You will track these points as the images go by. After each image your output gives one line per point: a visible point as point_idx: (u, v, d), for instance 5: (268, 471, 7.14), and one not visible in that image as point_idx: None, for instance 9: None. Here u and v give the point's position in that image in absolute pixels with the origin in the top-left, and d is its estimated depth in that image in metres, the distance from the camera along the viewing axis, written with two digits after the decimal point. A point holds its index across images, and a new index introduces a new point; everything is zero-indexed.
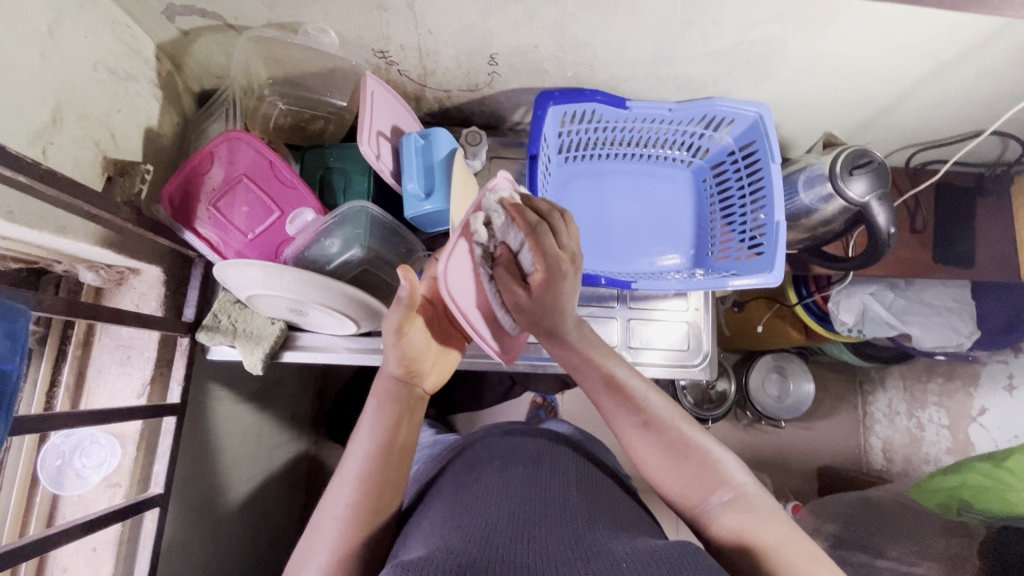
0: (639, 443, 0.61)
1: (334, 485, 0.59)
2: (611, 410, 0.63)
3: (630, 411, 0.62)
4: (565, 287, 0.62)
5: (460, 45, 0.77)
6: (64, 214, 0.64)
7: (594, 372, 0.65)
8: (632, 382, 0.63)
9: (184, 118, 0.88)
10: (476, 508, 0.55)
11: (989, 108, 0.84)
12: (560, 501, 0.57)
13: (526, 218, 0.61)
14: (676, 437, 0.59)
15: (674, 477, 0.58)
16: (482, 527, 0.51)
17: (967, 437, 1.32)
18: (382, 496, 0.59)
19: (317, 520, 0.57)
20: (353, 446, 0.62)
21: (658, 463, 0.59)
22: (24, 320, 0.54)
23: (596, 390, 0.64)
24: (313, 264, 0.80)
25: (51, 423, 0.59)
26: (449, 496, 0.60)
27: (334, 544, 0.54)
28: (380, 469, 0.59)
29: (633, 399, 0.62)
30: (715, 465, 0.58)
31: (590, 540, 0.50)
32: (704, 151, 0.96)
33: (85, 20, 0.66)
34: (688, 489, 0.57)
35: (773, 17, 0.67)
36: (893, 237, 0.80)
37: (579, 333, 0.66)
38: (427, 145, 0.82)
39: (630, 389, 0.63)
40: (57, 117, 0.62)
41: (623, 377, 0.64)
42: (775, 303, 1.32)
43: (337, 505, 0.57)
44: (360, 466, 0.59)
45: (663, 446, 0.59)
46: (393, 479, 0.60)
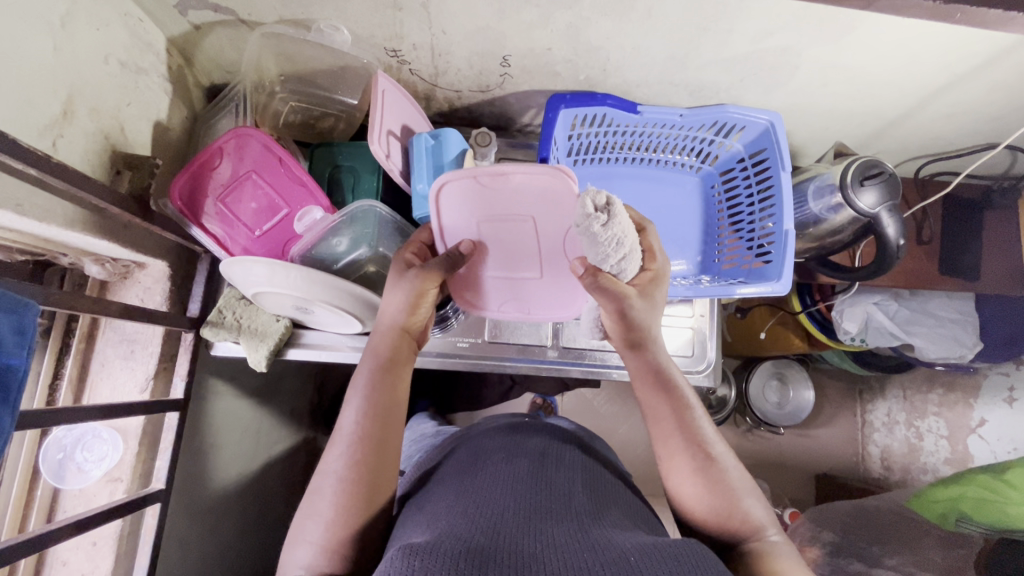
0: (689, 480, 0.60)
1: (334, 446, 0.58)
2: (670, 441, 0.62)
3: (688, 445, 0.61)
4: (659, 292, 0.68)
5: (473, 45, 0.76)
6: (71, 206, 0.63)
7: (667, 404, 0.64)
8: (704, 424, 0.62)
9: (192, 112, 0.87)
10: (482, 495, 0.55)
11: (1002, 121, 0.84)
12: (565, 494, 0.57)
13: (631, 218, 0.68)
14: (726, 484, 0.59)
15: (714, 518, 0.59)
16: (488, 518, 0.50)
17: (966, 448, 1.32)
18: (383, 461, 0.58)
19: (317, 482, 0.57)
20: (349, 406, 0.61)
21: (698, 497, 0.59)
22: (32, 314, 0.53)
23: (664, 421, 0.63)
24: (319, 262, 0.81)
25: (53, 419, 0.58)
26: (454, 482, 0.60)
27: (337, 506, 0.54)
28: (379, 430, 0.59)
29: (692, 434, 0.61)
30: (751, 513, 0.58)
31: (597, 534, 0.49)
32: (713, 157, 0.96)
33: (97, 12, 0.65)
34: (721, 527, 0.58)
35: (789, 26, 0.67)
36: (901, 250, 0.80)
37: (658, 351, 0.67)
38: (437, 146, 0.81)
39: (697, 424, 0.62)
40: (67, 110, 0.62)
41: (694, 411, 0.63)
42: (778, 310, 1.32)
43: (337, 466, 0.57)
44: (357, 425, 0.59)
45: (714, 488, 0.59)
46: (391, 435, 0.59)
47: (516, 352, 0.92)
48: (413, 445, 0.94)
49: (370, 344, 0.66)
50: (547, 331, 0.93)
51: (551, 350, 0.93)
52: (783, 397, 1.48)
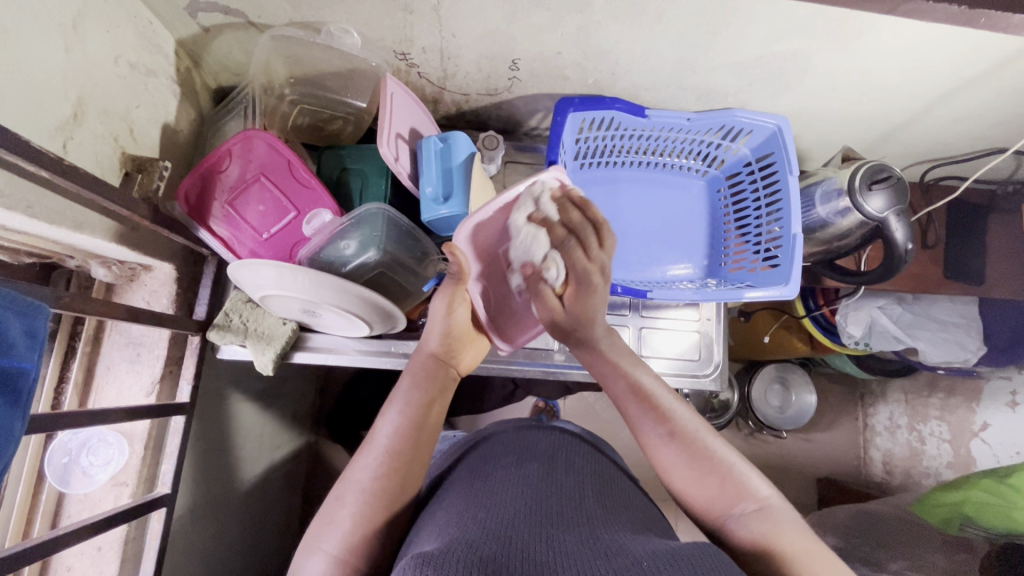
0: (662, 451, 0.61)
1: (363, 457, 0.59)
2: (636, 420, 0.64)
3: (654, 422, 0.62)
4: (593, 304, 0.65)
5: (482, 49, 0.76)
6: (82, 209, 0.63)
7: (618, 379, 0.66)
8: (662, 396, 0.64)
9: (200, 114, 0.87)
10: (492, 501, 0.55)
11: (1007, 126, 0.84)
12: (577, 498, 0.57)
13: (555, 231, 0.67)
14: (699, 449, 0.60)
15: (701, 491, 0.58)
16: (499, 525, 0.50)
17: (969, 452, 1.33)
18: (409, 475, 0.58)
19: (341, 489, 0.57)
20: (383, 419, 0.62)
21: (682, 475, 0.60)
22: (43, 317, 0.53)
23: (625, 400, 0.65)
24: (327, 266, 0.79)
25: (59, 422, 0.58)
26: (465, 487, 0.60)
27: (357, 516, 0.54)
28: (411, 448, 0.59)
29: (655, 408, 0.63)
30: (736, 477, 0.58)
31: (609, 540, 0.49)
32: (720, 161, 0.96)
33: (108, 14, 0.65)
34: (709, 499, 0.58)
35: (799, 30, 0.67)
36: (910, 253, 0.80)
37: (610, 342, 0.68)
38: (446, 149, 0.81)
39: (655, 399, 0.64)
40: (78, 112, 0.62)
41: (650, 385, 0.65)
42: (782, 314, 1.32)
43: (365, 476, 0.57)
44: (390, 438, 0.59)
45: (690, 458, 0.59)
46: (420, 452, 0.60)
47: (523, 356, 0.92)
48: None
49: (409, 365, 0.68)
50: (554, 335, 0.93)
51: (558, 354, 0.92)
52: (786, 401, 1.48)
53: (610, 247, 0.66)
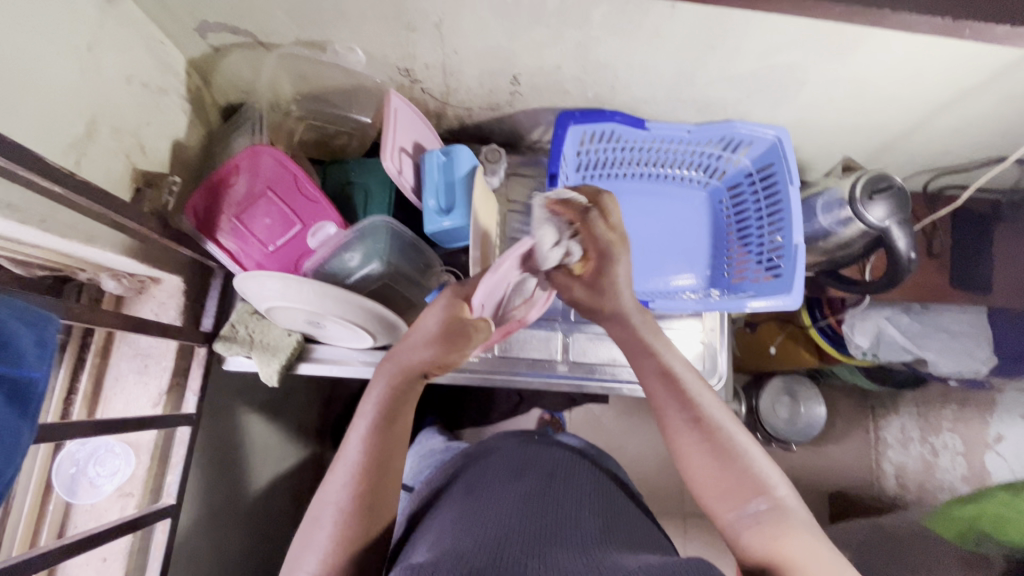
0: (684, 435, 0.60)
1: (335, 474, 0.58)
2: (661, 401, 0.63)
3: (681, 406, 0.61)
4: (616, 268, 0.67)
5: (483, 65, 0.78)
6: (93, 223, 0.65)
7: (651, 362, 0.65)
8: (693, 384, 0.63)
9: (209, 131, 0.89)
10: (487, 513, 0.55)
11: (1009, 135, 0.84)
12: (573, 515, 0.56)
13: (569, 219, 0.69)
14: (724, 440, 0.59)
15: (717, 481, 0.58)
16: (494, 537, 0.50)
17: (982, 465, 1.33)
18: (384, 488, 0.58)
19: (316, 513, 0.56)
20: (353, 433, 0.60)
21: (701, 461, 0.59)
22: (53, 328, 0.54)
23: (651, 381, 0.64)
24: (332, 278, 0.81)
25: (67, 432, 0.59)
26: (460, 501, 0.60)
27: (334, 537, 0.54)
28: (383, 460, 0.58)
29: (683, 394, 0.62)
30: (755, 472, 0.57)
31: (604, 556, 0.49)
32: (721, 172, 0.96)
33: (122, 35, 0.67)
34: (722, 490, 0.57)
35: (795, 43, 0.68)
36: (914, 263, 0.80)
37: (642, 321, 0.68)
38: (448, 162, 0.83)
39: (685, 386, 0.63)
40: (91, 130, 0.64)
41: (681, 372, 0.64)
42: (788, 325, 1.31)
43: (338, 497, 0.56)
44: (361, 453, 0.58)
45: (711, 447, 0.59)
46: (391, 472, 0.59)
47: (525, 367, 0.92)
48: (423, 460, 0.94)
49: (382, 373, 0.63)
50: (557, 346, 0.94)
51: (561, 365, 0.92)
52: (795, 413, 1.46)
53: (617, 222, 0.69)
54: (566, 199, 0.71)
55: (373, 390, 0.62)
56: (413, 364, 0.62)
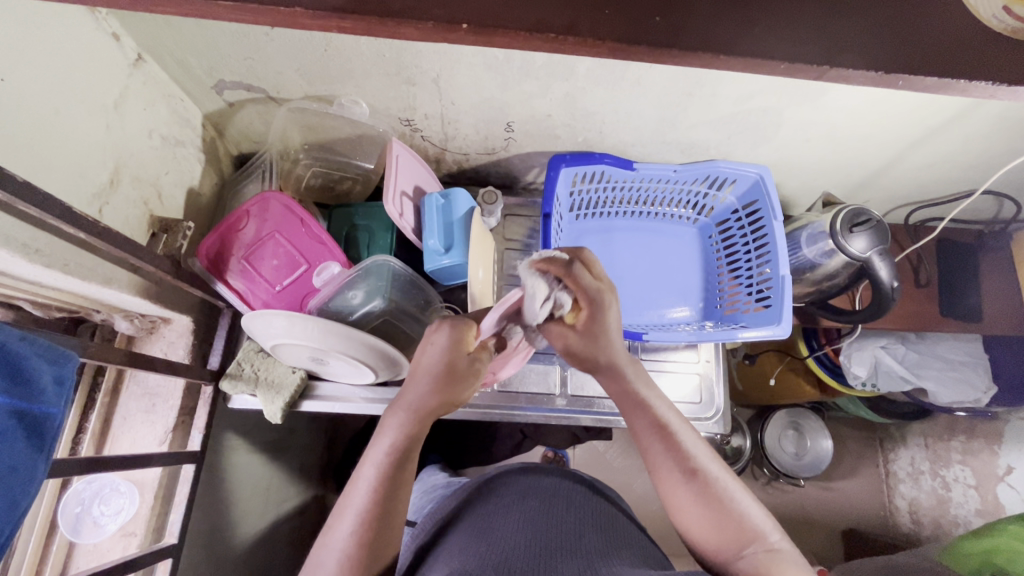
0: (678, 493, 0.60)
1: (340, 514, 0.56)
2: (655, 456, 0.63)
3: (673, 458, 0.61)
4: (611, 318, 0.69)
5: (479, 114, 0.83)
6: (112, 266, 0.69)
7: (645, 417, 0.65)
8: (685, 436, 0.63)
9: (222, 179, 0.95)
10: (493, 537, 0.59)
11: (981, 170, 0.88)
12: (574, 533, 0.60)
13: (557, 264, 0.69)
14: (717, 492, 0.59)
15: (714, 534, 0.57)
16: (497, 566, 0.52)
17: (996, 498, 1.28)
18: (388, 528, 0.56)
19: (319, 555, 0.54)
20: (362, 470, 0.59)
21: (695, 512, 0.59)
22: (72, 365, 0.57)
23: (647, 436, 0.65)
24: (336, 315, 0.84)
25: (75, 468, 0.61)
26: (468, 524, 0.64)
27: None
28: (388, 497, 0.56)
29: (675, 446, 0.62)
30: (747, 517, 0.57)
31: None
32: (709, 210, 1.01)
33: (145, 94, 0.73)
34: (717, 538, 0.57)
35: (766, 91, 0.73)
36: (897, 290, 0.83)
37: (635, 371, 0.69)
38: (447, 204, 0.87)
39: (679, 437, 0.63)
40: (114, 180, 0.69)
41: (676, 424, 0.64)
42: (786, 356, 1.32)
43: (342, 537, 0.54)
44: (367, 491, 0.56)
45: (703, 499, 0.58)
46: (398, 516, 0.57)
47: (525, 401, 0.94)
48: (425, 495, 0.95)
49: (390, 410, 0.63)
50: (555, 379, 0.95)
51: (560, 399, 0.94)
52: (800, 447, 1.45)
53: (603, 274, 0.70)
54: (550, 257, 0.70)
55: (382, 427, 0.62)
56: (417, 399, 0.62)
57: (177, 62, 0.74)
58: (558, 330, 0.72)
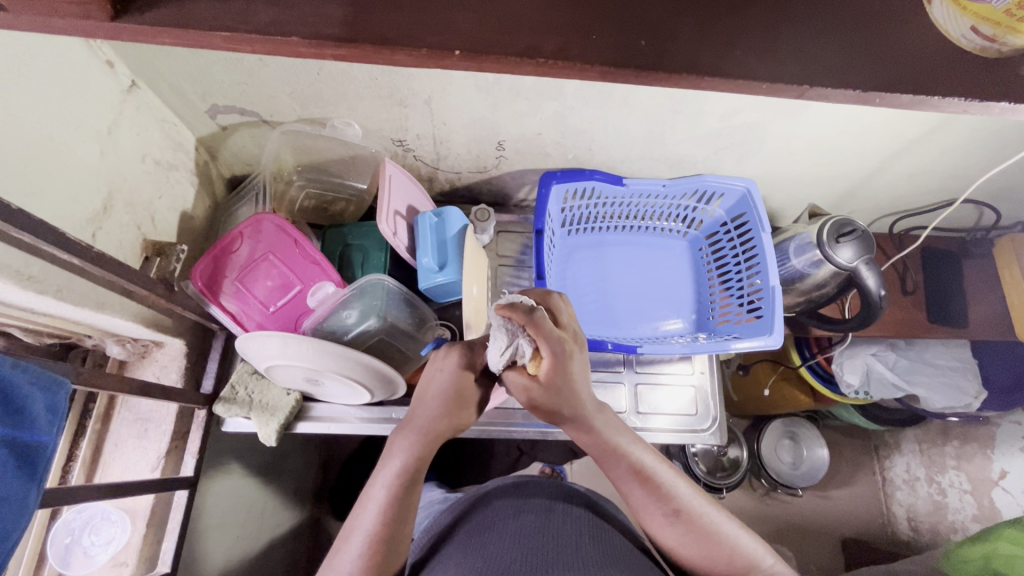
0: (666, 531, 0.61)
1: (348, 538, 0.56)
2: (639, 501, 0.62)
3: (657, 502, 0.61)
4: (573, 368, 0.59)
5: (470, 133, 0.85)
6: (104, 291, 0.68)
7: (621, 465, 0.63)
8: (664, 477, 0.62)
9: (215, 201, 0.95)
10: (491, 554, 0.59)
11: (960, 180, 0.90)
12: (572, 547, 0.60)
13: (519, 309, 0.57)
14: (706, 527, 0.60)
15: (705, 563, 0.60)
16: None
17: (992, 503, 1.28)
18: (396, 549, 0.56)
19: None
20: (372, 491, 0.59)
21: (688, 549, 0.60)
22: (65, 392, 0.56)
23: (627, 484, 0.63)
24: (330, 334, 0.84)
25: (66, 498, 0.60)
26: (465, 541, 0.64)
27: None
28: (399, 518, 0.57)
29: (656, 490, 0.62)
30: (740, 549, 0.60)
31: None
32: (698, 223, 1.02)
33: (139, 119, 0.74)
34: (714, 569, 0.60)
35: (749, 108, 0.75)
36: (884, 300, 0.84)
37: (603, 419, 0.63)
38: (441, 223, 0.88)
39: (658, 479, 0.62)
40: (107, 205, 0.69)
41: (652, 466, 0.63)
42: (779, 366, 1.33)
43: (351, 558, 0.54)
44: (379, 511, 0.56)
45: (695, 537, 0.60)
46: (406, 535, 0.58)
47: (521, 417, 0.94)
48: (422, 510, 0.94)
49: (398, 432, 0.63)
50: None
51: None
52: (797, 456, 1.45)
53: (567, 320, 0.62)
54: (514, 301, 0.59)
55: (391, 450, 0.62)
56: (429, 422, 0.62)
57: (171, 87, 0.75)
58: (520, 382, 0.60)
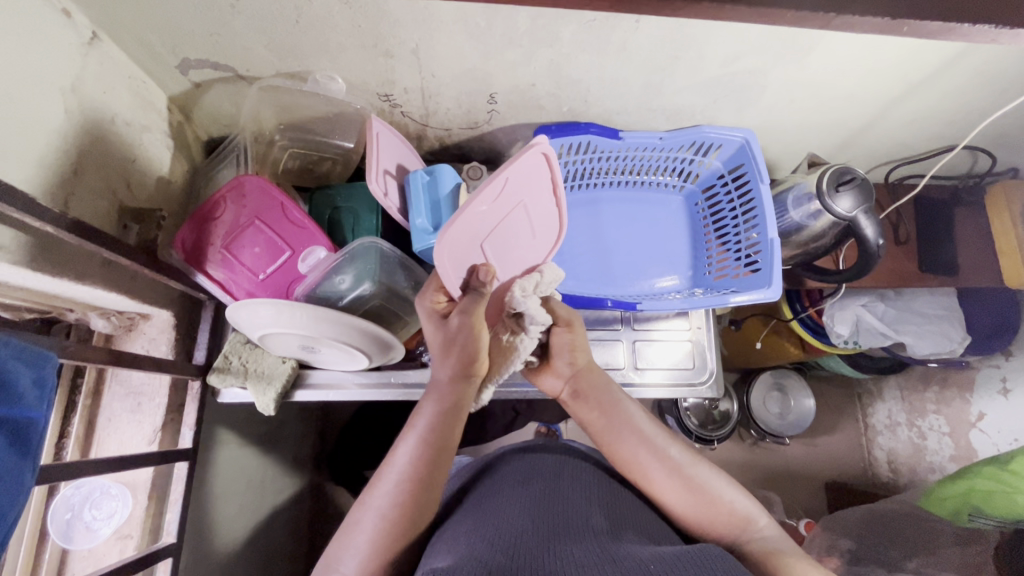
0: (662, 484, 0.66)
1: (379, 483, 0.59)
2: (636, 454, 0.69)
3: (653, 452, 0.68)
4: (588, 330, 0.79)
5: (461, 86, 0.81)
6: (83, 261, 0.65)
7: (621, 419, 0.71)
8: (660, 433, 0.70)
9: (193, 165, 0.90)
10: (500, 513, 0.59)
11: (959, 125, 0.89)
12: (582, 514, 0.60)
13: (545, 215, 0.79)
14: (697, 479, 0.66)
15: (700, 517, 0.64)
16: (513, 533, 0.54)
17: (969, 443, 1.33)
18: (427, 491, 0.59)
19: (358, 516, 0.57)
20: (401, 446, 0.62)
21: (684, 501, 0.65)
22: (52, 366, 0.54)
23: (628, 438, 0.70)
24: (325, 301, 0.82)
25: (64, 474, 0.58)
26: (472, 504, 0.64)
27: (373, 543, 0.55)
28: (429, 466, 0.60)
29: (649, 442, 0.69)
30: (729, 501, 0.64)
31: (618, 549, 0.52)
32: (695, 176, 1.00)
33: (104, 76, 0.69)
34: (711, 522, 0.64)
35: (752, 51, 0.72)
36: (882, 248, 0.84)
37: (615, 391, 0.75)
38: (432, 181, 0.84)
39: (653, 434, 0.69)
40: (78, 169, 0.65)
41: (647, 423, 0.71)
42: (770, 320, 1.34)
43: (382, 503, 0.57)
44: (409, 461, 0.60)
45: (688, 488, 0.65)
46: (436, 481, 0.60)
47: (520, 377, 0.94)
48: None
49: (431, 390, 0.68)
50: None
51: None
52: (784, 407, 1.49)
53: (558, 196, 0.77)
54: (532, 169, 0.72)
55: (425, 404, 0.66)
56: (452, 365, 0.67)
57: (136, 40, 0.69)
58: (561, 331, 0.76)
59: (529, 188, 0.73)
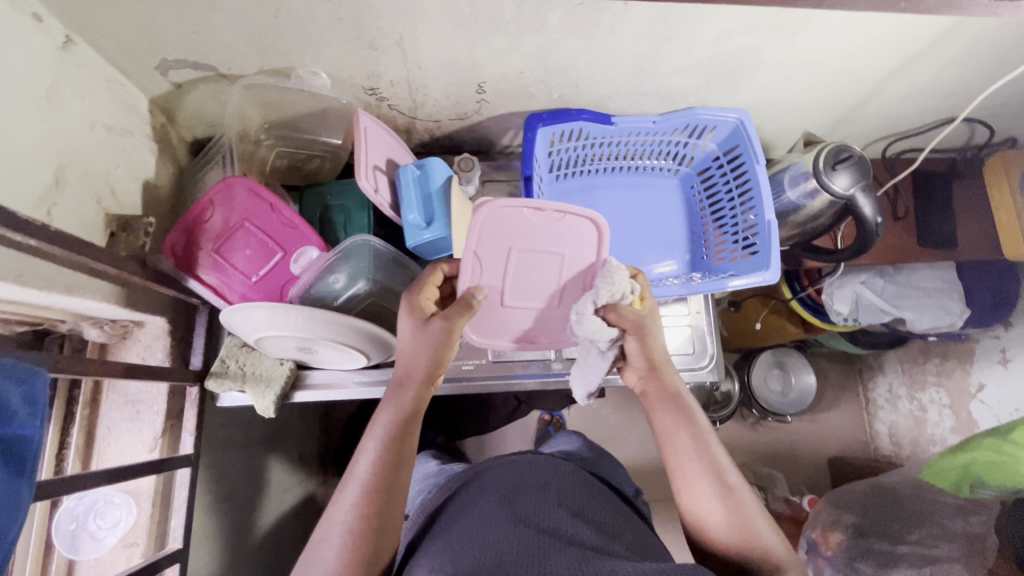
0: (702, 495, 0.61)
1: (343, 493, 0.57)
2: (683, 459, 0.64)
3: (701, 464, 0.63)
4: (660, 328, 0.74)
5: (448, 76, 0.79)
6: (71, 272, 0.64)
7: (678, 420, 0.66)
8: (716, 448, 0.64)
9: (179, 167, 0.88)
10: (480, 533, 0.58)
11: (956, 97, 0.88)
12: (565, 528, 0.58)
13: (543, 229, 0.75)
14: (740, 504, 0.60)
15: (726, 538, 0.59)
16: (493, 554, 0.53)
17: (969, 415, 1.32)
18: (392, 498, 0.57)
19: (324, 530, 0.55)
20: (362, 454, 0.60)
21: (716, 520, 0.60)
22: (43, 381, 0.53)
23: (681, 441, 0.65)
24: (319, 301, 0.81)
25: (63, 488, 0.58)
26: (455, 522, 0.63)
27: (339, 556, 0.53)
28: (390, 471, 0.58)
29: (702, 452, 0.63)
30: (758, 530, 0.59)
31: (600, 563, 0.51)
32: (690, 159, 0.99)
33: (80, 81, 0.67)
34: (733, 545, 0.59)
35: (745, 30, 0.70)
36: (881, 228, 0.83)
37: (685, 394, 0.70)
38: (424, 176, 0.83)
39: (710, 445, 0.64)
40: (59, 179, 0.63)
41: (708, 434, 0.65)
42: (770, 300, 1.34)
43: (348, 515, 0.55)
44: (370, 471, 0.58)
45: (726, 507, 0.60)
46: (401, 487, 0.58)
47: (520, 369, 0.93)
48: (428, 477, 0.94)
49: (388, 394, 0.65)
50: None
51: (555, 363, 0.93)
52: (786, 384, 1.49)
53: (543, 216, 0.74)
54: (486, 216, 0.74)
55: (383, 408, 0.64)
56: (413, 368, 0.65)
57: (111, 41, 0.67)
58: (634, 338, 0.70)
59: (506, 228, 0.74)
